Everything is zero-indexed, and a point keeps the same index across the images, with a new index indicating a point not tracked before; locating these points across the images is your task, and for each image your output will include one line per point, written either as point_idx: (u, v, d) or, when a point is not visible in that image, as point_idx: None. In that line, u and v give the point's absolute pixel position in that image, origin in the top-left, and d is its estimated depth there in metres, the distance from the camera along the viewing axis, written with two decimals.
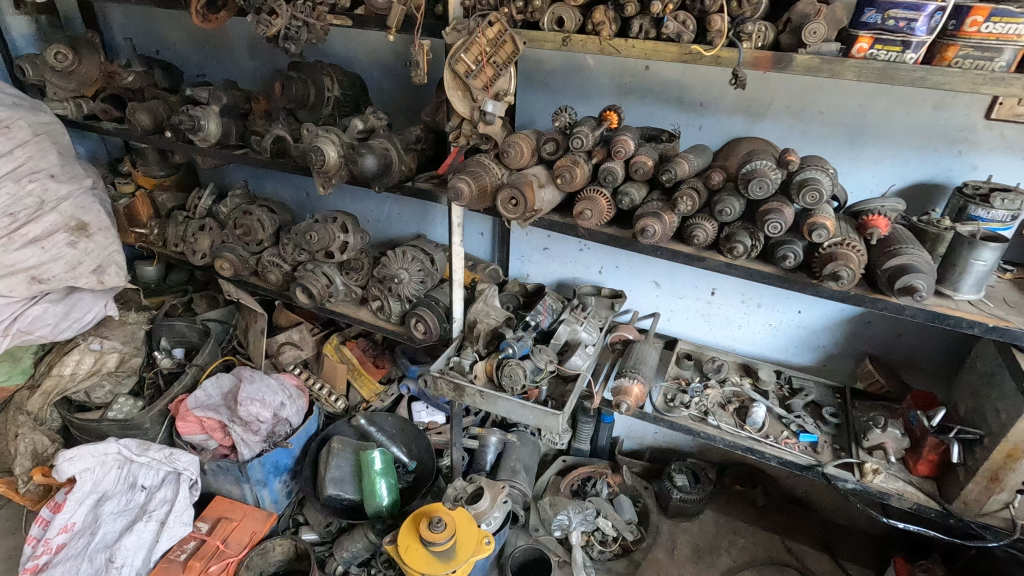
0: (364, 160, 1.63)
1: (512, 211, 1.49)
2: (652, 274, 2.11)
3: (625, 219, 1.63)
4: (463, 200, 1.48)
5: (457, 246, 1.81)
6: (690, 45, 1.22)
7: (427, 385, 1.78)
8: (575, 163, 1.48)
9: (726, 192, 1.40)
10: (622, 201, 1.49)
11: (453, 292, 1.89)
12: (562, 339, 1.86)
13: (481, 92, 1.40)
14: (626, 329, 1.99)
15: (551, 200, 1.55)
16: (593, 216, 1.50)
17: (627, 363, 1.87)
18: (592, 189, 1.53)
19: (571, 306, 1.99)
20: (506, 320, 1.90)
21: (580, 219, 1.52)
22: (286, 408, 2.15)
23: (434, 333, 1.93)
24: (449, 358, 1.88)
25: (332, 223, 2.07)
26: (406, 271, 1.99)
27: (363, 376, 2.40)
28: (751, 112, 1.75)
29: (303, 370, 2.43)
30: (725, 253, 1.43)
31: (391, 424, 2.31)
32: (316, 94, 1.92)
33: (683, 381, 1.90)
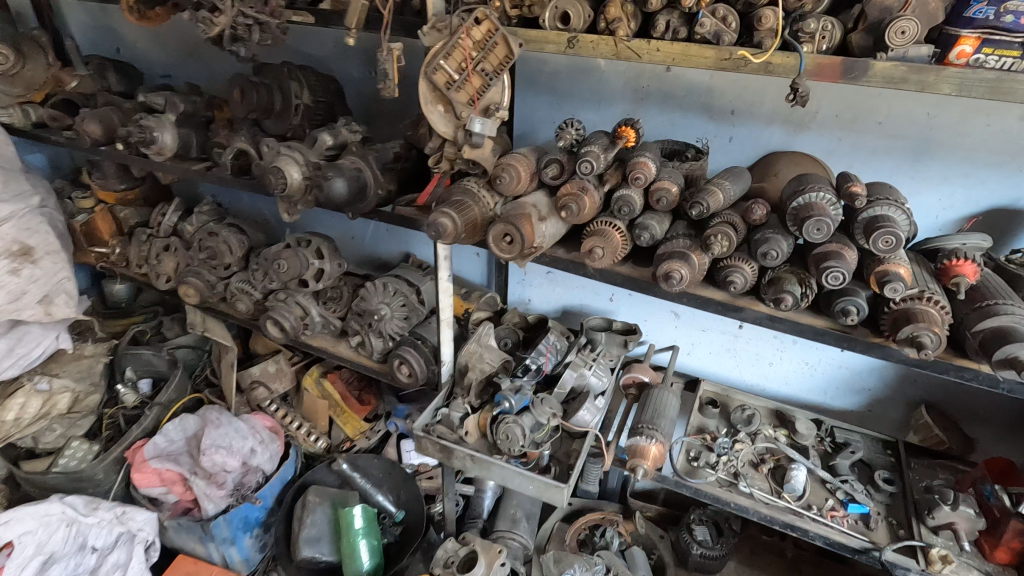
0: (332, 184, 1.37)
1: (504, 250, 1.24)
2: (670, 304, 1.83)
3: (641, 254, 1.37)
4: (447, 238, 1.22)
5: (445, 281, 1.54)
6: (734, 49, 0.94)
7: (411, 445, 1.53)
8: (583, 192, 1.22)
9: (772, 229, 1.13)
10: (641, 236, 1.23)
11: (440, 333, 1.63)
12: (567, 387, 1.61)
13: (466, 108, 1.12)
14: (642, 370, 1.73)
15: (553, 234, 1.28)
16: (604, 254, 1.23)
17: (644, 414, 1.60)
18: (603, 221, 1.26)
19: (579, 345, 1.73)
20: (503, 363, 1.64)
21: (590, 258, 1.25)
22: (257, 455, 1.92)
23: (419, 376, 1.69)
24: (437, 408, 1.63)
25: (305, 249, 1.81)
26: (388, 305, 1.72)
27: (346, 414, 2.15)
28: (792, 122, 1.47)
29: (280, 407, 2.20)
30: (767, 302, 1.17)
31: (377, 466, 2.07)
32: (283, 101, 1.67)
33: (708, 435, 1.63)
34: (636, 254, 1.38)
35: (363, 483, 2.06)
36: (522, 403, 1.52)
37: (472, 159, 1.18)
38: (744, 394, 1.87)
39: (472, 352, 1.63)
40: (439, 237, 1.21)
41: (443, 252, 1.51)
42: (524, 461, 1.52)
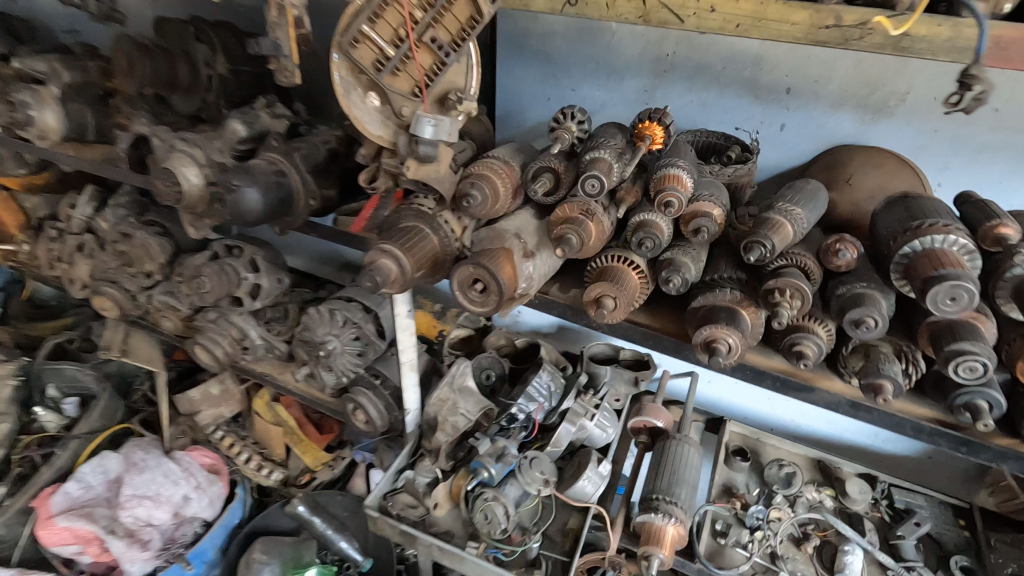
0: (238, 196, 0.98)
1: (474, 303, 0.87)
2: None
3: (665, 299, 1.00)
4: (392, 287, 0.85)
5: (405, 316, 1.18)
6: (841, 10, 0.58)
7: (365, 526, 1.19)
8: (587, 218, 0.85)
9: (865, 281, 0.77)
10: (668, 283, 0.86)
11: (402, 377, 1.28)
12: (562, 445, 1.29)
13: (409, 100, 0.76)
14: (655, 414, 1.37)
15: (544, 273, 0.92)
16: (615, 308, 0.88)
17: (660, 476, 1.27)
18: (615, 256, 0.90)
19: (578, 387, 1.38)
20: (483, 413, 1.29)
21: (596, 311, 0.89)
22: (191, 504, 1.60)
23: (378, 424, 1.37)
24: (399, 470, 1.30)
25: (234, 262, 1.44)
26: (336, 337, 1.33)
27: (304, 442, 1.82)
28: (870, 107, 1.09)
29: (227, 433, 1.87)
30: (850, 381, 0.82)
31: (340, 506, 1.77)
32: (190, 72, 1.26)
33: (739, 500, 1.32)
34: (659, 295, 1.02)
35: (323, 527, 1.73)
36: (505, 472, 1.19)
37: (421, 178, 0.82)
38: (777, 432, 1.53)
39: (446, 402, 1.30)
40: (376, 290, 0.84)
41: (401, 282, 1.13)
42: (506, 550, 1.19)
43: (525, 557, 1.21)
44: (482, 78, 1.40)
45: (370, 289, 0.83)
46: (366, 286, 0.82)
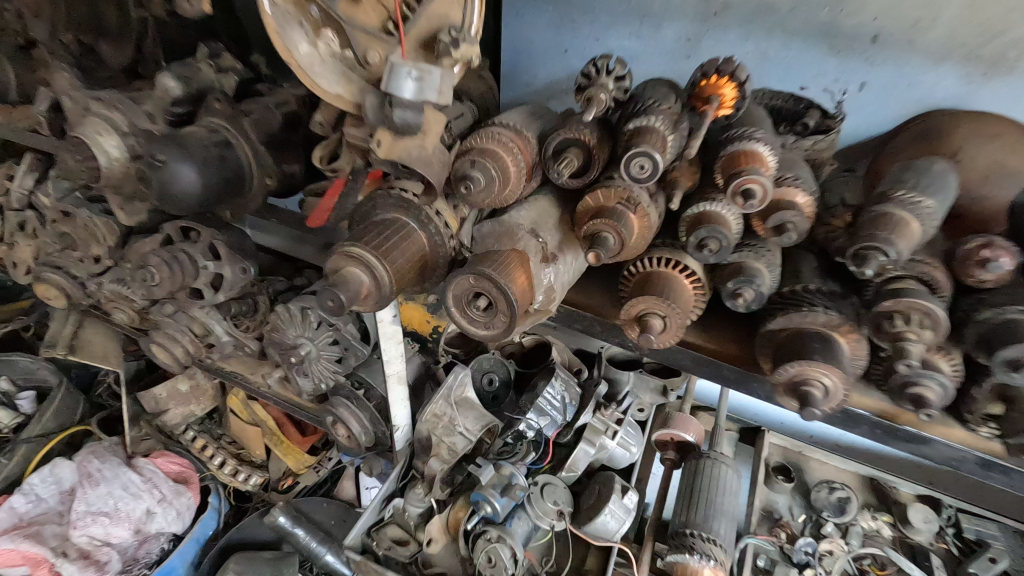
0: (166, 175, 0.75)
1: (475, 323, 0.65)
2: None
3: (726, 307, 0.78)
4: (365, 305, 0.63)
5: (390, 321, 0.97)
6: None
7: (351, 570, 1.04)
8: (629, 211, 0.63)
9: (1020, 304, 0.55)
10: (736, 298, 0.65)
11: (387, 391, 1.07)
12: (579, 469, 1.11)
13: (381, 43, 0.56)
14: (683, 426, 1.16)
15: (569, 279, 0.69)
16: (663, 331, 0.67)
17: (693, 505, 1.08)
18: (662, 260, 0.68)
19: (596, 398, 1.16)
20: (486, 430, 1.08)
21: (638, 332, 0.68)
22: (154, 520, 1.43)
23: (362, 439, 1.19)
24: (387, 497, 1.11)
25: (189, 248, 1.21)
26: (312, 340, 1.09)
27: (285, 445, 1.62)
28: (985, 58, 0.84)
29: (200, 434, 1.67)
30: (982, 431, 0.61)
31: (326, 514, 1.60)
32: (117, 14, 1.00)
33: (783, 531, 1.14)
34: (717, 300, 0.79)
35: (307, 540, 1.56)
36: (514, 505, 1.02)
37: (398, 158, 0.60)
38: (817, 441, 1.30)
39: (442, 418, 1.07)
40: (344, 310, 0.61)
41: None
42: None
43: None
44: (484, 24, 1.14)
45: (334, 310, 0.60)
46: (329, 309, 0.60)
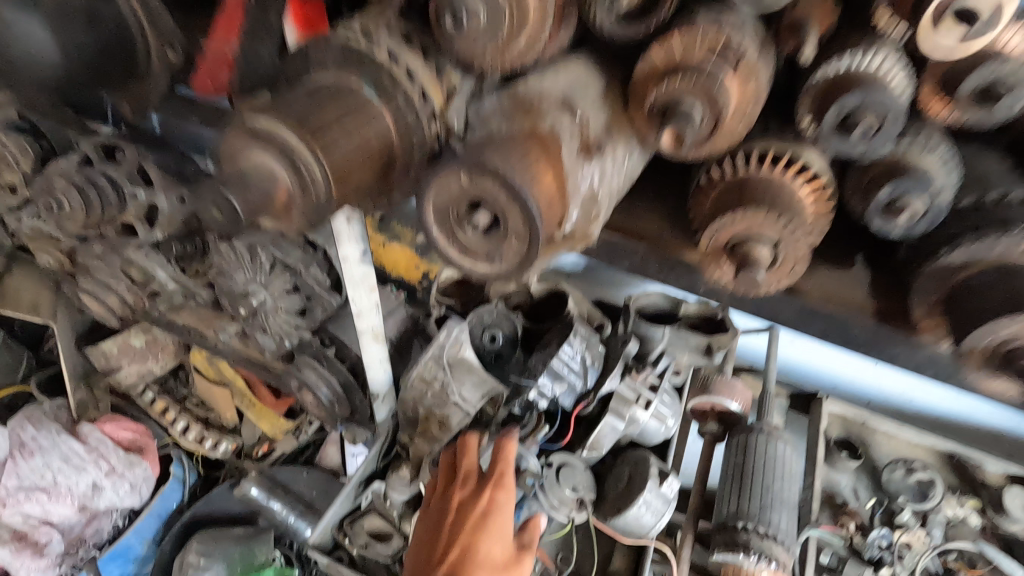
0: None
1: (467, 257, 0.41)
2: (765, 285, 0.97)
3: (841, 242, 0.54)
4: (290, 223, 0.42)
5: (350, 255, 0.69)
6: None
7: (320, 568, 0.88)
8: (726, 69, 0.39)
9: None
10: (897, 213, 0.47)
11: (362, 351, 0.83)
12: (603, 446, 0.90)
13: None
14: (726, 393, 0.95)
15: (619, 185, 0.45)
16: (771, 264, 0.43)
17: (744, 492, 0.86)
18: (765, 157, 0.43)
19: (625, 359, 0.93)
20: (487, 399, 0.87)
21: (729, 269, 0.45)
22: (101, 495, 1.23)
23: (332, 407, 0.98)
24: (366, 479, 0.92)
25: (112, 171, 0.95)
26: (265, 288, 0.88)
27: (256, 406, 1.42)
28: None
29: (160, 396, 1.46)
30: None
31: (307, 484, 1.38)
32: None
33: (851, 521, 0.94)
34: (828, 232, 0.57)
35: (285, 514, 1.36)
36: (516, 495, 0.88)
37: None
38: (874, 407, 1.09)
39: (433, 384, 0.85)
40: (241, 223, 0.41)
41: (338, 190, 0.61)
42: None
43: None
44: None
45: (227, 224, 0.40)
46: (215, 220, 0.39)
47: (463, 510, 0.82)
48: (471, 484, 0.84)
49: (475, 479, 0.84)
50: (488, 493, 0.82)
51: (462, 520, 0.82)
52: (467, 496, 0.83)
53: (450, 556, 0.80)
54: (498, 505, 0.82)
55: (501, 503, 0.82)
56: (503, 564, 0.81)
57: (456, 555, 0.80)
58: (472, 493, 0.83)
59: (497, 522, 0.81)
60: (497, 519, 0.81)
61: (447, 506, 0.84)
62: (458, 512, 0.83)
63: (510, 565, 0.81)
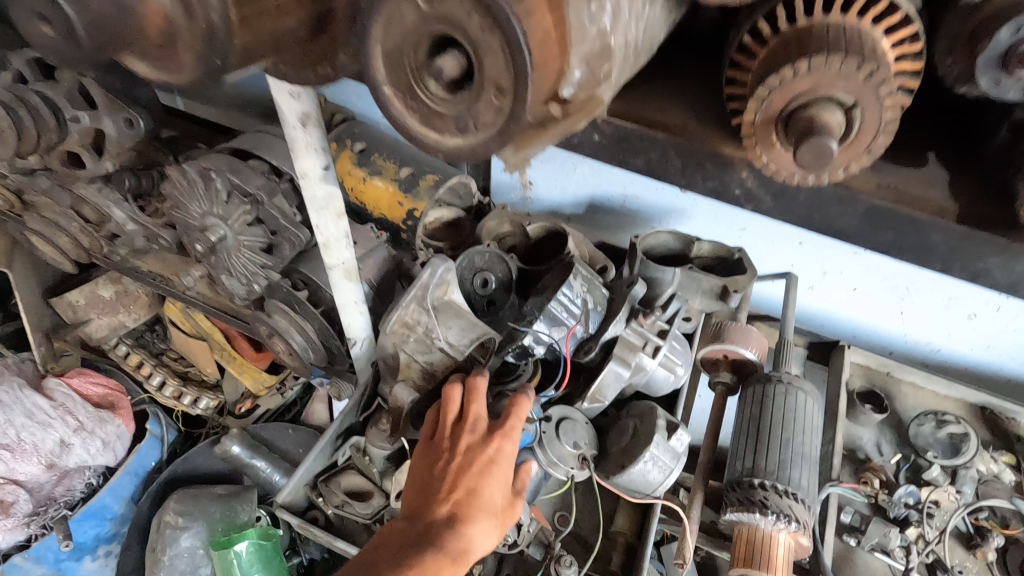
0: None
1: (431, 124, 0.33)
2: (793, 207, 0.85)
3: (908, 137, 0.44)
4: (169, 65, 0.36)
5: (313, 170, 0.58)
6: None
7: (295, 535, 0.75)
8: None
9: None
10: (1015, 66, 0.34)
11: (333, 289, 0.73)
12: (606, 398, 0.81)
13: None
14: (744, 340, 0.85)
15: (639, 36, 0.35)
16: (841, 140, 0.33)
17: (761, 447, 0.78)
18: (833, 3, 0.34)
19: (631, 303, 0.83)
20: (477, 345, 0.77)
21: (786, 152, 0.35)
22: (70, 455, 1.15)
23: (307, 356, 0.89)
24: (344, 432, 0.83)
25: (48, 90, 0.84)
26: (223, 222, 0.77)
27: (235, 362, 1.32)
28: None
29: (134, 350, 1.36)
30: None
31: (292, 442, 1.33)
32: None
33: (875, 477, 0.87)
34: (909, 124, 0.44)
35: (269, 472, 1.29)
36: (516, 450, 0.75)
37: None
38: (897, 359, 1.00)
39: (416, 329, 0.75)
40: (92, 48, 0.36)
41: (285, 84, 0.50)
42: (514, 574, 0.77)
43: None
44: None
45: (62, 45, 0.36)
46: (45, 32, 0.34)
47: (467, 454, 0.68)
48: (480, 427, 0.69)
49: (483, 422, 0.70)
50: (501, 439, 0.68)
51: (465, 464, 0.67)
52: (475, 440, 0.69)
53: (447, 502, 0.66)
54: (508, 451, 0.69)
55: (513, 449, 0.69)
56: (501, 514, 0.68)
57: (456, 501, 0.66)
58: (480, 437, 0.69)
59: (505, 471, 0.68)
60: (505, 466, 0.68)
61: (446, 448, 0.69)
62: (458, 461, 0.68)
63: (507, 515, 0.69)
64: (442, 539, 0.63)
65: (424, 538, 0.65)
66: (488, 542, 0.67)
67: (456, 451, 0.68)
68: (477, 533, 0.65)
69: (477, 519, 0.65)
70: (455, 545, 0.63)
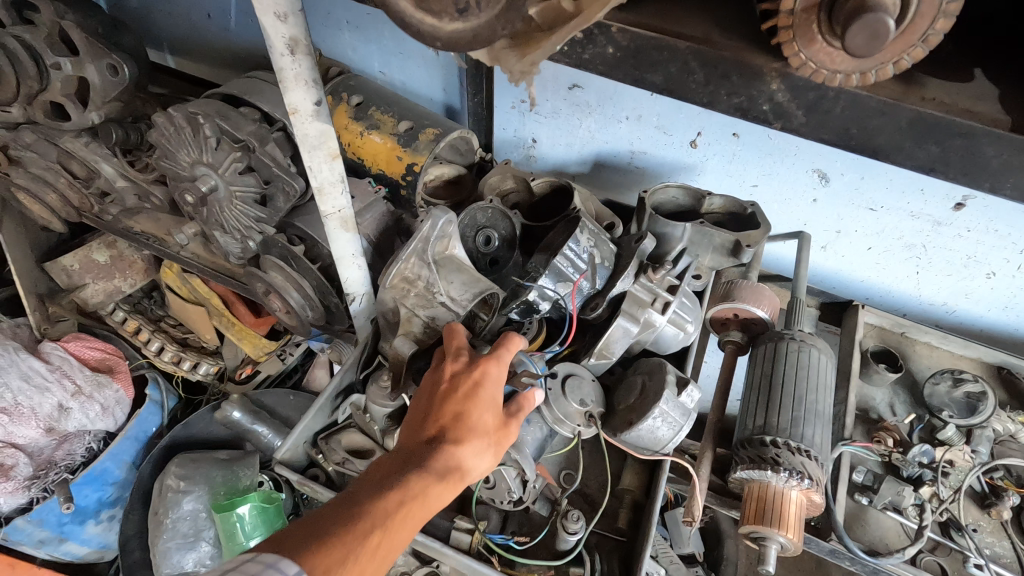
0: None
1: (429, 6, 0.34)
2: (811, 157, 0.80)
3: (950, 51, 0.40)
4: None
5: (306, 104, 0.55)
6: None
7: (298, 489, 0.75)
8: None
9: None
10: None
11: (330, 241, 0.70)
12: (614, 355, 0.80)
13: None
14: (756, 298, 0.82)
15: None
16: (896, 23, 0.30)
17: (772, 404, 0.75)
18: None
19: (639, 258, 0.79)
20: (480, 300, 0.74)
21: (825, 48, 0.32)
22: (69, 418, 1.13)
23: (305, 315, 0.86)
24: (343, 391, 0.82)
25: (26, 35, 0.80)
26: (215, 171, 0.75)
27: (233, 328, 1.29)
28: None
29: (131, 316, 1.33)
30: None
31: (293, 408, 1.30)
32: None
33: (889, 437, 0.85)
34: (948, 42, 0.41)
35: (270, 437, 1.28)
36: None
37: None
38: (911, 320, 0.98)
39: (417, 283, 0.73)
40: None
41: (270, 5, 0.47)
42: (519, 533, 0.75)
43: (553, 546, 0.73)
44: None
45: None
46: None
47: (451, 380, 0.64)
48: (463, 356, 0.66)
49: (466, 353, 0.67)
50: (487, 361, 0.64)
51: (450, 390, 0.63)
52: (458, 368, 0.65)
53: (432, 427, 0.61)
54: (496, 375, 0.65)
55: (500, 373, 0.65)
56: (494, 437, 0.63)
57: (442, 425, 0.61)
58: (465, 365, 0.65)
59: (494, 393, 0.64)
60: (494, 389, 0.64)
61: (430, 379, 0.65)
62: (442, 387, 0.64)
63: (503, 441, 0.64)
64: (427, 458, 0.58)
65: (409, 462, 0.59)
66: (482, 465, 0.61)
67: (440, 379, 0.64)
68: (467, 453, 0.59)
69: (467, 438, 0.60)
70: (445, 463, 0.58)
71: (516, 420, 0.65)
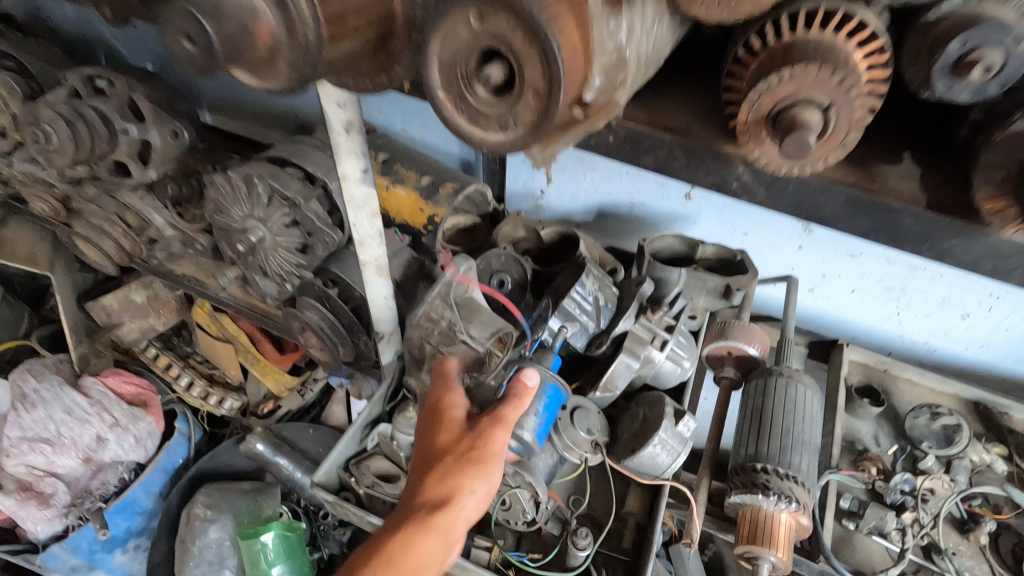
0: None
1: (477, 122, 0.38)
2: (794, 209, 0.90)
3: (888, 136, 0.49)
4: (264, 71, 0.43)
5: (353, 170, 0.65)
6: None
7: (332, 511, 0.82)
8: None
9: None
10: (964, 73, 0.37)
11: (365, 285, 0.79)
12: (618, 389, 0.87)
13: None
14: (747, 337, 0.90)
15: (649, 52, 0.41)
16: (820, 135, 0.39)
17: (763, 434, 0.82)
18: (812, 18, 0.39)
19: (640, 300, 0.88)
20: (496, 338, 0.81)
21: (774, 147, 0.41)
22: (105, 449, 1.20)
23: (337, 352, 0.95)
24: (371, 421, 0.90)
25: (100, 105, 0.92)
26: (263, 224, 0.85)
27: (259, 364, 1.37)
28: None
29: (163, 352, 1.43)
30: None
31: (312, 441, 1.36)
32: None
33: (874, 467, 0.91)
34: (887, 128, 0.50)
35: (291, 469, 1.33)
36: (541, 404, 0.73)
37: None
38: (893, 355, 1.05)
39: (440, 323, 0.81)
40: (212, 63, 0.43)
41: (334, 95, 0.57)
42: (533, 550, 0.84)
43: (564, 563, 0.81)
44: None
45: (197, 61, 0.42)
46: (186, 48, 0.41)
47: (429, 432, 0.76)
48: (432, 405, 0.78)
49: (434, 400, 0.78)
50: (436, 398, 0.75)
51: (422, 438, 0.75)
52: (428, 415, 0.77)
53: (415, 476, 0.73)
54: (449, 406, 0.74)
55: (461, 397, 0.74)
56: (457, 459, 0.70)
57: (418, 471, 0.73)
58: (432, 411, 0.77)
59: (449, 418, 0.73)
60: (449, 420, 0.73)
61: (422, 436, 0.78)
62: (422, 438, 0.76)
63: (474, 448, 0.69)
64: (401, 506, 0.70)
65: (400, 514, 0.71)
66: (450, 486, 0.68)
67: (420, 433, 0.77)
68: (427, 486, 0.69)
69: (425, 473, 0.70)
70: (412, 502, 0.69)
71: (484, 424, 0.70)
